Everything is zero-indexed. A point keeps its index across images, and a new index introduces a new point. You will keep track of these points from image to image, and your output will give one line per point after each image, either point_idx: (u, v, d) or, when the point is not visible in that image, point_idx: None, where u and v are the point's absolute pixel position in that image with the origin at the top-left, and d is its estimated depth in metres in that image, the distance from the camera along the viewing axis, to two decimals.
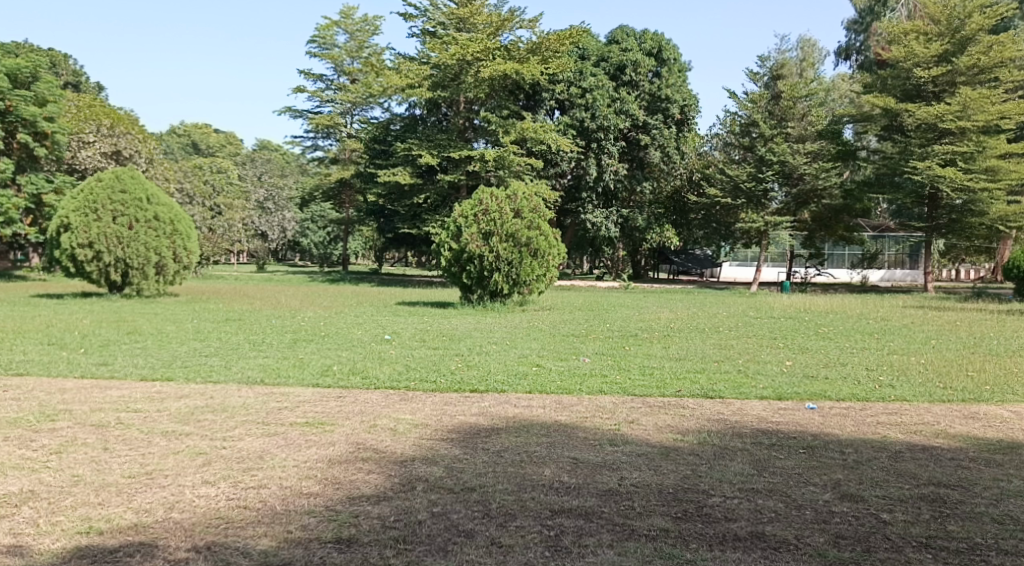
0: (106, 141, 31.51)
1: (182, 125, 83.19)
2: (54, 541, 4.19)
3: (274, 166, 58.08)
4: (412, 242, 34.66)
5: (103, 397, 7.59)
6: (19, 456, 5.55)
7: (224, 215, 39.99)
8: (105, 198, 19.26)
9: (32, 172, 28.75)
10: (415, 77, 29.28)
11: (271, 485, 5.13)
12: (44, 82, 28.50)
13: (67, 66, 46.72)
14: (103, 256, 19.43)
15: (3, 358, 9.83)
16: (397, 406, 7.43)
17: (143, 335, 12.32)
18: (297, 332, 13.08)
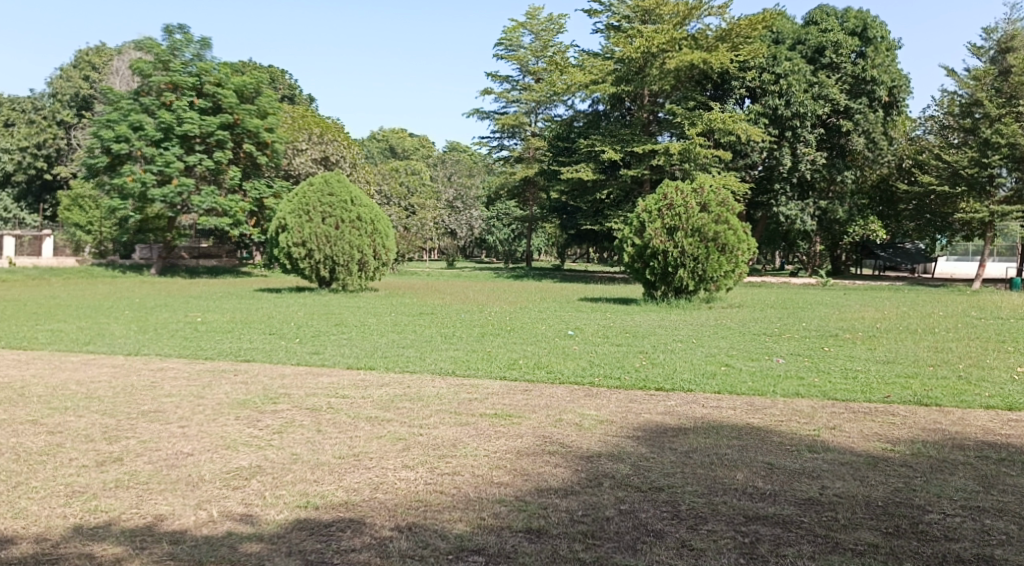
0: (317, 148, 34.41)
1: (380, 131, 88.51)
2: (277, 513, 4.59)
3: (463, 166, 60.35)
4: (595, 238, 34.71)
5: (316, 383, 8.26)
6: (247, 434, 6.15)
7: (417, 215, 42.16)
8: (316, 201, 20.92)
9: (255, 178, 31.77)
10: (599, 72, 29.62)
11: (464, 472, 5.34)
12: (265, 97, 31.36)
13: (284, 81, 51.10)
14: (314, 254, 21.09)
15: (232, 346, 10.94)
16: (583, 401, 7.49)
17: (348, 327, 13.27)
18: (484, 326, 13.51)
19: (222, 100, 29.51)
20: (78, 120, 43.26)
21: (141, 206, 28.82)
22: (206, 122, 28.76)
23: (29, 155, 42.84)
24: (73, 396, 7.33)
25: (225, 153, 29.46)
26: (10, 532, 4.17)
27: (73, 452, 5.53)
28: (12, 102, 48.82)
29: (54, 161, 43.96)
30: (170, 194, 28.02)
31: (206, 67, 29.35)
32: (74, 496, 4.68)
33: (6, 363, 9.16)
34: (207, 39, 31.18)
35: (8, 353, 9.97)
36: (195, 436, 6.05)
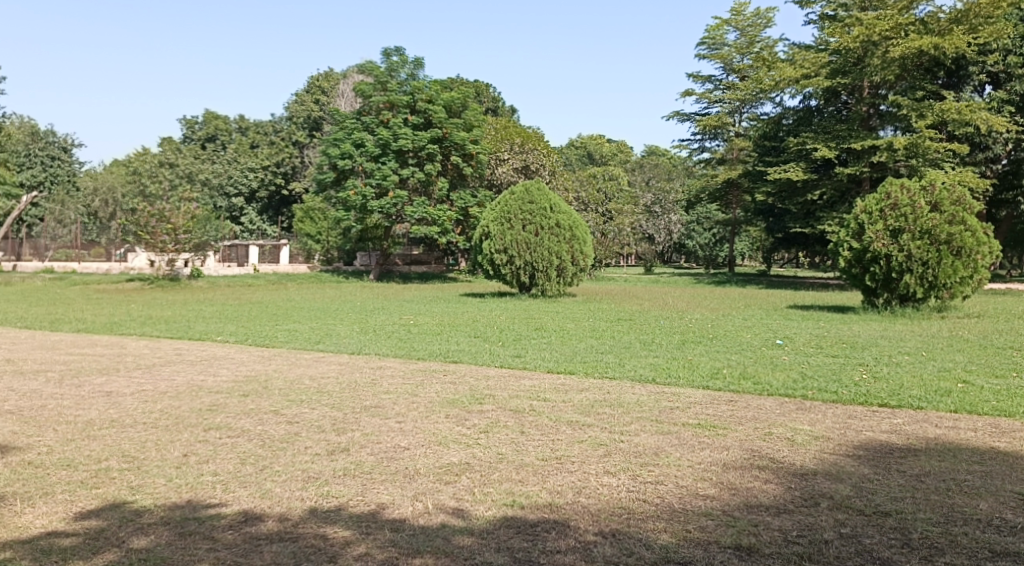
0: (518, 157, 35.38)
1: (579, 138, 89.45)
2: (486, 509, 4.76)
3: (663, 170, 59.51)
4: (804, 243, 32.79)
5: (519, 385, 8.48)
6: (457, 432, 6.43)
7: (615, 220, 42.23)
8: (517, 209, 21.59)
9: (461, 188, 33.14)
10: (811, 66, 28.22)
11: (667, 482, 5.24)
12: (471, 110, 32.60)
13: (488, 94, 53.14)
14: (515, 260, 21.68)
15: (441, 347, 11.50)
16: (795, 415, 7.09)
17: (548, 332, 13.51)
18: (685, 333, 13.20)
19: (433, 116, 31.15)
20: (309, 140, 47.53)
21: (362, 216, 31.08)
22: (418, 137, 30.54)
23: (269, 173, 47.74)
24: (307, 390, 8.05)
25: (435, 165, 31.03)
26: (257, 509, 4.63)
27: (307, 441, 6.06)
28: (256, 126, 54.65)
29: (290, 178, 48.65)
30: (386, 205, 29.96)
31: (419, 85, 31.13)
32: (309, 481, 5.12)
33: (251, 358, 10.25)
34: (420, 59, 33.09)
35: (253, 349, 11.15)
36: (410, 431, 6.42)
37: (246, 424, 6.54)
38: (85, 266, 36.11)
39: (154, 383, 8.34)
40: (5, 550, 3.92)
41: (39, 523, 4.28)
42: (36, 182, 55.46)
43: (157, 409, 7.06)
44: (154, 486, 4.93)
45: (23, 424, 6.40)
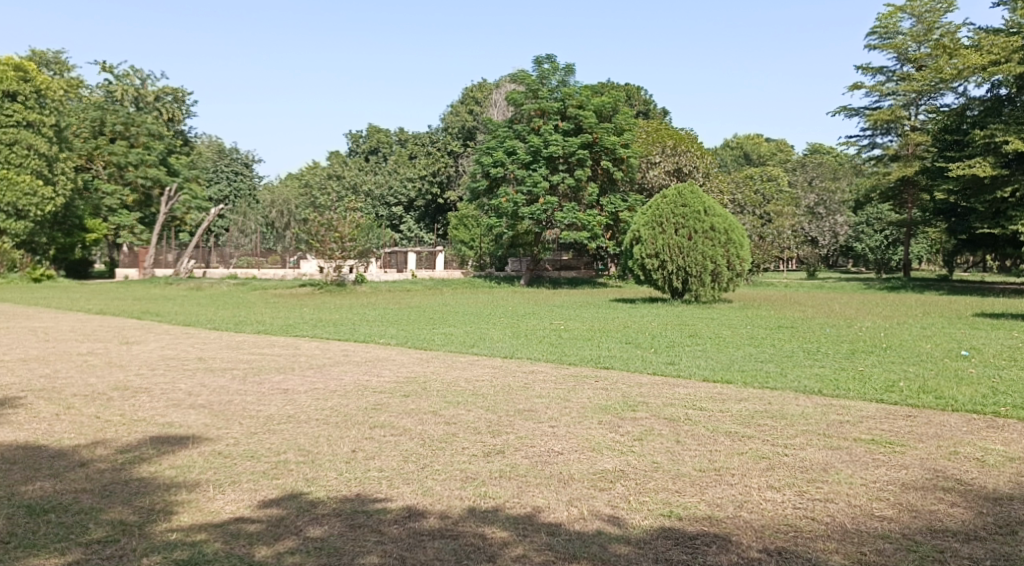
0: (670, 159, 34.77)
1: (735, 138, 86.69)
2: (642, 518, 4.67)
3: (827, 169, 56.53)
4: (994, 243, 29.90)
5: (673, 393, 8.29)
6: (610, 438, 6.37)
7: (774, 224, 40.65)
8: (669, 212, 21.18)
9: (611, 193, 32.86)
10: (1001, 51, 26.01)
11: (838, 500, 4.94)
12: (622, 114, 32.29)
13: (640, 97, 52.60)
14: (667, 265, 21.28)
15: (593, 353, 11.46)
16: (985, 433, 6.49)
17: (703, 339, 13.14)
18: (854, 342, 12.42)
19: (583, 121, 31.13)
20: (464, 149, 48.88)
21: (513, 223, 31.61)
22: (568, 143, 30.62)
23: (426, 182, 49.48)
24: (464, 392, 8.25)
25: (585, 171, 30.96)
26: (420, 505, 4.78)
27: (465, 441, 6.20)
28: (415, 136, 56.91)
29: (446, 186, 50.25)
30: (537, 212, 30.28)
31: (570, 91, 31.23)
32: (468, 481, 5.23)
33: (411, 360, 10.65)
34: (570, 64, 33.22)
35: (412, 352, 11.58)
36: (564, 435, 6.42)
37: (408, 423, 6.79)
38: (264, 273, 38.99)
39: (325, 382, 8.85)
40: (200, 531, 4.26)
41: (227, 509, 4.63)
42: (222, 196, 60.54)
43: (327, 406, 7.47)
44: (326, 479, 5.21)
45: (212, 417, 6.96)
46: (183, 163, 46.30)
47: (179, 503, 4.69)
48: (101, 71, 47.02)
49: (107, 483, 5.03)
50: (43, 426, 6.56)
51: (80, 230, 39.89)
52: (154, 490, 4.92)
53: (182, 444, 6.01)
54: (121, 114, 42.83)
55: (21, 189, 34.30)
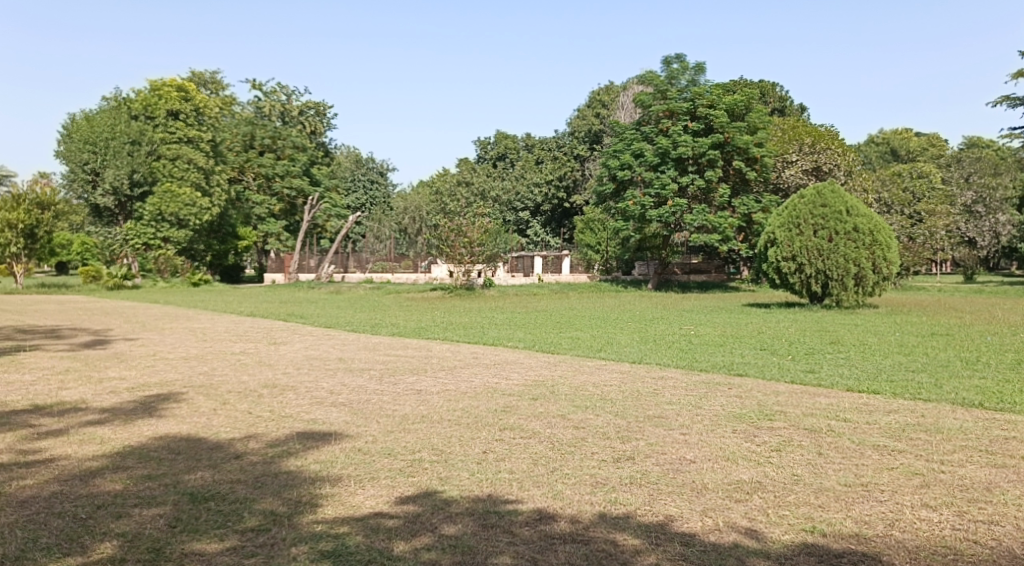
0: (808, 158, 33.38)
1: (880, 133, 82.02)
2: (782, 533, 4.50)
3: (985, 164, 52.51)
4: None
5: (813, 404, 7.93)
6: (746, 448, 6.17)
7: (924, 223, 38.17)
8: (807, 213, 20.37)
9: (744, 194, 31.85)
10: None
11: (1003, 523, 4.58)
12: (756, 112, 31.26)
13: (776, 93, 50.75)
14: (805, 268, 20.42)
15: (726, 359, 11.14)
16: None
17: (845, 346, 12.50)
18: (1019, 352, 11.44)
19: (714, 121, 30.28)
20: (591, 153, 48.77)
21: (641, 227, 31.27)
22: (698, 143, 29.87)
23: (553, 187, 49.76)
24: (593, 397, 8.22)
25: (716, 171, 30.10)
26: (551, 509, 4.80)
27: (594, 446, 6.17)
28: (543, 141, 57.32)
29: (572, 191, 50.35)
30: (664, 214, 29.78)
31: (700, 91, 30.50)
32: (598, 487, 5.20)
33: (540, 364, 10.72)
34: (701, 63, 32.48)
35: (541, 355, 11.66)
36: (697, 444, 6.28)
37: (537, 426, 6.84)
38: (398, 277, 40.39)
39: (456, 384, 9.05)
40: (343, 525, 4.45)
41: (366, 504, 4.81)
42: (359, 203, 63.14)
43: (459, 407, 7.63)
44: (460, 479, 5.32)
45: (352, 415, 7.27)
46: (324, 173, 48.49)
47: (323, 497, 4.92)
48: (252, 88, 50.10)
49: (258, 474, 5.36)
50: (202, 420, 7.06)
51: (232, 238, 42.76)
52: (301, 482, 5.19)
53: (325, 441, 6.31)
54: (269, 128, 45.23)
55: (181, 200, 36.91)
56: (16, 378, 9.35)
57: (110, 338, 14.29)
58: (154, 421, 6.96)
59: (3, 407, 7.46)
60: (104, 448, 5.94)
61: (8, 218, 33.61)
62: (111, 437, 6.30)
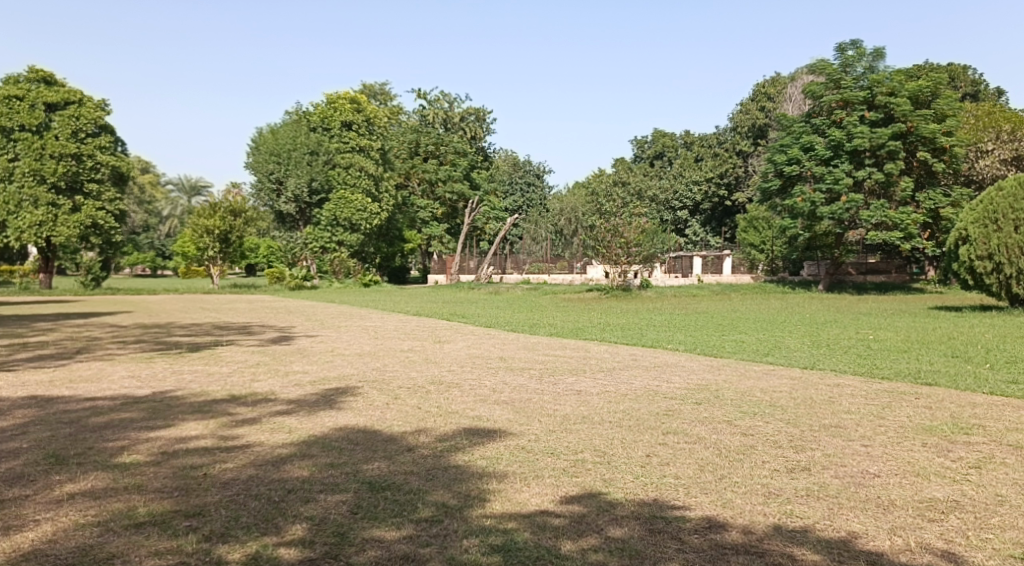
0: (1006, 146, 30.44)
1: None
2: (985, 557, 4.12)
3: None
4: None
5: (1016, 418, 7.21)
6: (938, 463, 5.71)
7: None
8: (1006, 208, 18.58)
9: (930, 187, 29.56)
10: None
11: None
12: (944, 98, 28.97)
13: (967, 77, 46.68)
14: (1003, 268, 18.63)
15: (911, 366, 10.36)
16: None
17: None
18: None
19: (895, 110, 28.25)
20: (754, 148, 46.76)
21: (810, 224, 29.75)
22: (877, 134, 27.97)
23: (713, 184, 48.32)
24: (761, 402, 7.91)
25: (897, 164, 28.07)
26: (721, 517, 4.66)
27: (765, 455, 5.92)
28: (705, 137, 55.90)
29: (733, 188, 48.69)
30: (837, 210, 28.09)
31: (879, 78, 28.61)
32: (771, 497, 4.99)
33: (702, 367, 10.44)
34: (881, 49, 30.46)
35: (703, 359, 11.35)
36: (880, 456, 5.88)
37: (703, 431, 6.66)
38: (555, 278, 40.74)
39: (617, 385, 9.00)
40: (511, 520, 4.54)
41: (533, 501, 4.87)
42: (516, 205, 64.15)
43: (620, 409, 7.58)
44: (625, 481, 5.28)
45: (515, 413, 7.39)
46: (484, 177, 49.69)
47: (492, 492, 5.03)
48: (417, 97, 52.31)
49: (429, 466, 5.57)
50: (377, 412, 7.44)
51: (400, 241, 44.73)
52: (470, 477, 5.34)
53: (491, 437, 6.46)
54: (433, 135, 46.85)
55: (355, 205, 39.12)
56: (214, 370, 10.25)
57: (292, 335, 15.35)
58: (333, 413, 7.40)
59: (205, 396, 8.19)
60: (292, 437, 6.39)
61: (207, 224, 37.10)
62: (297, 427, 6.76)
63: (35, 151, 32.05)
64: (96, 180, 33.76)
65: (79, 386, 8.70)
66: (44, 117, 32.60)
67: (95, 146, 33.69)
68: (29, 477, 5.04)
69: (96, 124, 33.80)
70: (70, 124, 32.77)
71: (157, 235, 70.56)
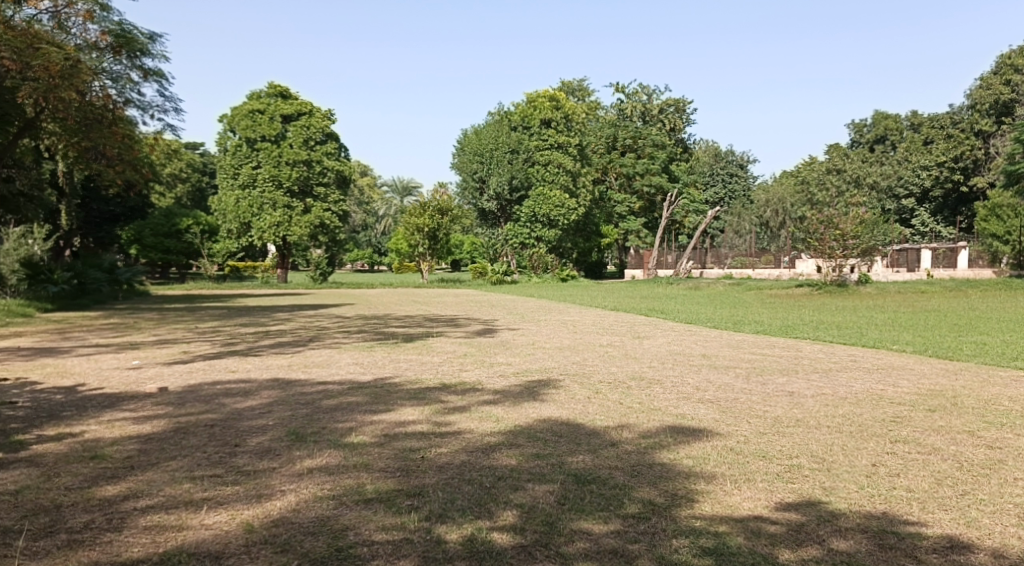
0: None
1: None
2: None
3: None
4: None
5: None
6: None
7: None
8: None
9: None
10: None
11: None
12: None
13: None
14: None
15: None
16: None
17: None
18: None
19: None
20: (997, 127, 42.07)
21: None
22: None
23: (946, 169, 43.88)
24: (1008, 412, 7.08)
25: None
26: (965, 537, 4.22)
27: (1016, 471, 5.29)
28: (934, 117, 51.07)
29: (970, 173, 43.92)
30: None
31: None
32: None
33: (935, 371, 9.52)
34: None
35: (934, 362, 10.36)
36: None
37: (938, 441, 6.08)
38: (760, 272, 38.95)
39: (835, 388, 8.43)
40: (723, 523, 4.39)
41: (745, 506, 4.68)
42: (718, 197, 62.15)
43: (839, 413, 7.10)
44: (847, 491, 4.93)
45: (722, 413, 7.15)
46: (683, 169, 48.64)
47: (701, 493, 4.89)
48: (616, 91, 52.19)
49: (635, 463, 5.52)
50: (580, 406, 7.51)
51: (597, 236, 44.89)
52: (677, 476, 5.23)
53: (697, 437, 6.29)
54: (631, 128, 46.56)
55: (553, 202, 39.91)
56: (426, 359, 10.83)
57: (496, 327, 15.87)
58: (537, 404, 7.56)
59: (420, 384, 8.67)
60: (499, 426, 6.59)
61: (418, 223, 39.22)
62: (503, 417, 6.97)
63: (273, 158, 35.60)
64: (323, 184, 36.82)
65: (311, 371, 9.53)
66: (281, 128, 35.98)
67: (323, 152, 36.81)
68: (275, 452, 5.58)
69: (324, 132, 36.87)
70: (303, 133, 35.94)
71: (375, 233, 75.83)
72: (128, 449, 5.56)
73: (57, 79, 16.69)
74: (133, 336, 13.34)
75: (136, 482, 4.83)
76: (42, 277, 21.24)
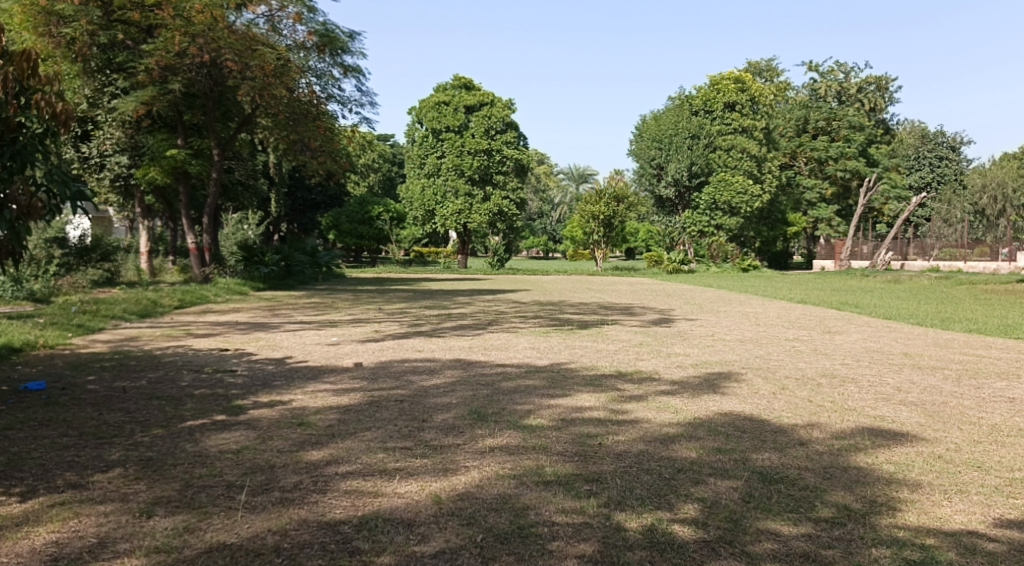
0: None
1: None
2: None
3: None
4: None
5: None
6: None
7: None
8: None
9: None
10: None
11: None
12: None
13: None
14: None
15: None
16: None
17: None
18: None
19: None
20: None
21: None
22: None
23: None
24: None
25: None
26: None
27: None
28: None
29: None
30: None
31: None
32: None
33: None
34: None
35: None
36: None
37: None
38: (972, 266, 35.68)
39: None
40: (930, 535, 4.05)
41: (957, 519, 4.29)
42: (924, 182, 57.12)
43: None
44: None
45: (927, 417, 6.60)
46: (883, 153, 45.26)
47: (903, 501, 4.55)
48: (809, 70, 49.41)
49: (826, 464, 5.22)
50: (765, 401, 7.22)
51: (782, 224, 42.82)
52: (874, 481, 4.89)
53: (898, 441, 5.85)
54: (824, 110, 44.03)
55: (735, 188, 38.50)
56: (603, 346, 10.84)
57: (675, 317, 15.54)
58: (718, 397, 7.35)
59: (597, 371, 8.66)
60: (678, 418, 6.46)
61: (593, 210, 39.17)
62: (682, 408, 6.82)
63: (457, 148, 36.97)
64: (502, 172, 37.53)
65: (491, 353, 9.80)
66: (465, 118, 37.20)
67: (503, 141, 37.42)
68: (459, 429, 5.80)
69: (505, 121, 37.55)
70: (484, 123, 36.95)
71: (550, 220, 76.61)
72: (330, 418, 5.99)
73: (271, 77, 18.21)
74: (331, 315, 14.36)
75: (336, 449, 5.19)
76: (256, 259, 23.27)
